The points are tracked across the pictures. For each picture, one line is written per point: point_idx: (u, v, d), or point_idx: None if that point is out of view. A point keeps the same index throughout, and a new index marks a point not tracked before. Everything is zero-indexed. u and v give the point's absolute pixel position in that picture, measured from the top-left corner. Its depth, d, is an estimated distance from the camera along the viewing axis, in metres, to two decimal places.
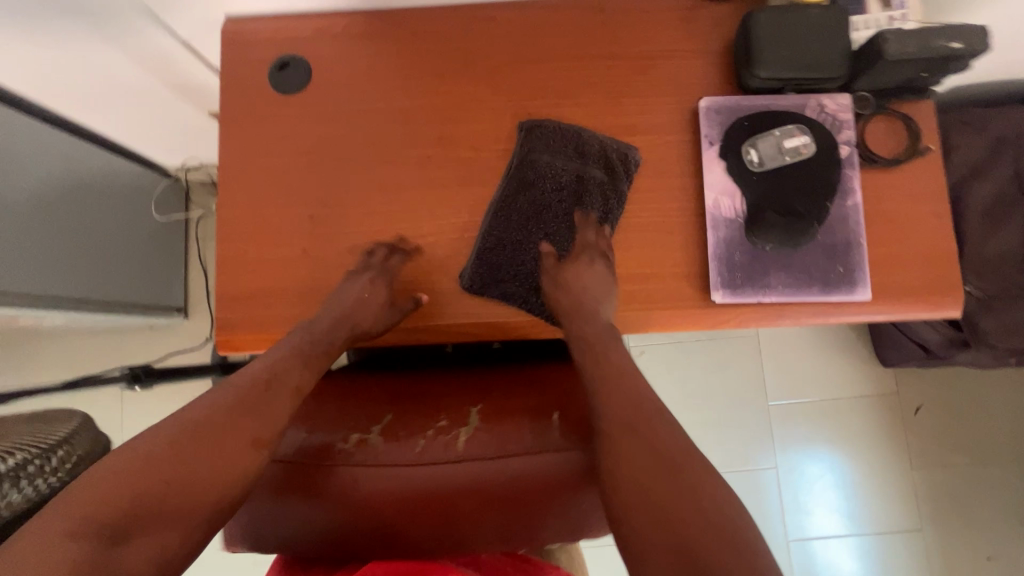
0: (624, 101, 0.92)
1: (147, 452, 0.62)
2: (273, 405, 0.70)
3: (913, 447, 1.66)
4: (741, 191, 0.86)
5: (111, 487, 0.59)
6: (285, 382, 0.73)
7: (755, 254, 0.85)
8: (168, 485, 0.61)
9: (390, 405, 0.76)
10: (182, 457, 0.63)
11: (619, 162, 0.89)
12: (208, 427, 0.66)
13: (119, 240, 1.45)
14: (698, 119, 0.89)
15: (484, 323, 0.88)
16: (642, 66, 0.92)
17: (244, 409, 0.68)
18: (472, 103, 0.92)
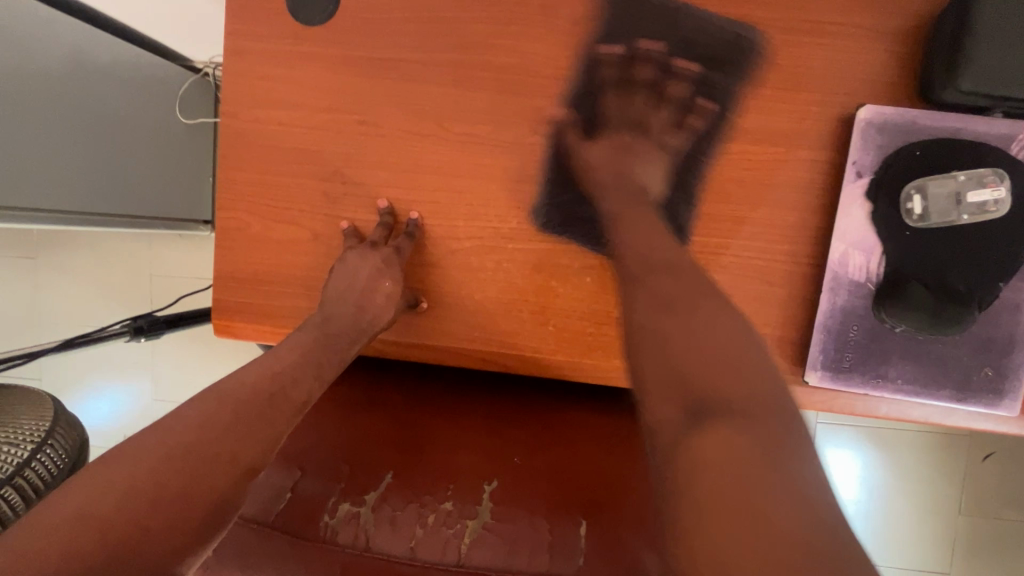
0: (748, 94, 0.67)
1: (104, 490, 0.43)
2: (265, 423, 0.53)
3: (977, 499, 1.43)
4: (883, 248, 0.64)
5: (73, 527, 0.41)
6: (290, 399, 0.57)
7: (878, 335, 0.65)
8: (139, 531, 0.42)
9: (387, 450, 0.64)
10: (160, 498, 0.44)
11: (736, 52, 0.67)
12: (192, 450, 0.48)
13: (148, 144, 1.31)
14: (849, 136, 0.65)
15: (517, 354, 0.73)
16: (788, 45, 0.66)
17: (237, 429, 0.51)
18: (549, 61, 0.69)
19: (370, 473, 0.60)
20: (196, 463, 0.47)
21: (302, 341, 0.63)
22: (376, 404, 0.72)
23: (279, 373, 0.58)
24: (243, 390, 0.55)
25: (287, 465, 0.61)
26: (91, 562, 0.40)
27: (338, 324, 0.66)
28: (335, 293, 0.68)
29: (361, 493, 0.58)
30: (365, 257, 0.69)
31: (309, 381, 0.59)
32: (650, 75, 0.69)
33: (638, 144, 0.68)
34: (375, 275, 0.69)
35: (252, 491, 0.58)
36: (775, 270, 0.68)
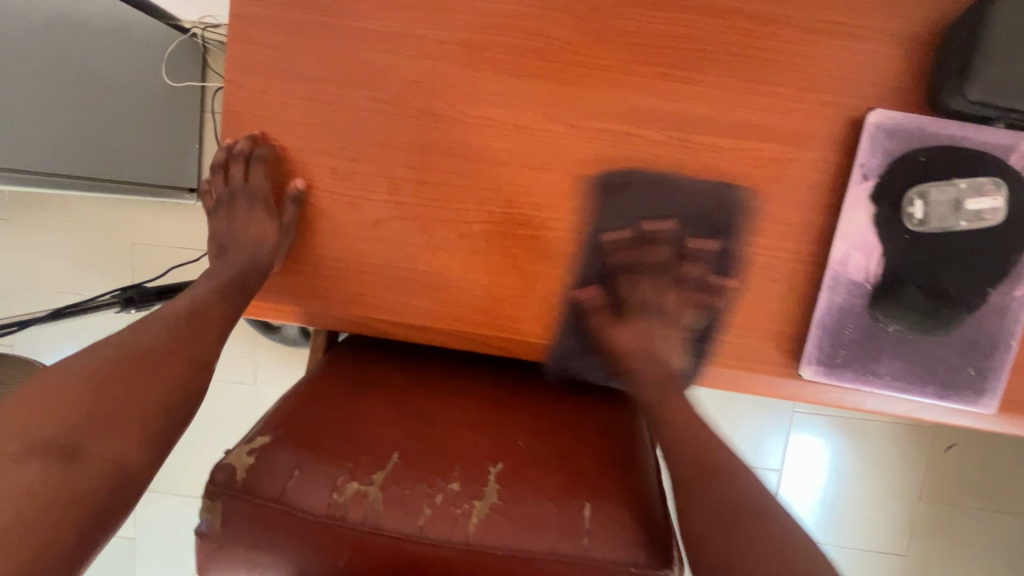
0: (761, 91, 0.68)
1: (72, 379, 0.56)
2: (195, 329, 0.65)
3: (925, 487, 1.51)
4: (884, 250, 0.66)
5: (60, 407, 0.54)
6: (208, 317, 0.67)
7: (872, 333, 0.68)
8: (110, 407, 0.56)
9: (394, 430, 0.64)
10: (114, 384, 0.57)
11: (717, 212, 0.70)
12: (134, 350, 0.60)
13: (132, 104, 1.26)
14: (859, 138, 0.66)
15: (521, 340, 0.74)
16: (805, 43, 0.67)
17: (175, 337, 0.63)
18: (614, 224, 0.71)
19: (377, 451, 0.61)
20: (143, 356, 0.60)
21: (210, 280, 0.71)
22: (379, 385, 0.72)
23: (201, 299, 0.69)
24: (174, 314, 0.66)
25: (293, 443, 0.60)
26: (72, 427, 0.53)
27: (239, 261, 0.72)
28: (232, 231, 0.75)
29: (369, 472, 0.58)
30: (240, 198, 0.74)
31: (227, 303, 0.69)
32: (664, 256, 0.71)
33: (625, 322, 0.72)
34: (258, 214, 0.73)
35: (261, 468, 0.57)
36: (777, 266, 0.70)
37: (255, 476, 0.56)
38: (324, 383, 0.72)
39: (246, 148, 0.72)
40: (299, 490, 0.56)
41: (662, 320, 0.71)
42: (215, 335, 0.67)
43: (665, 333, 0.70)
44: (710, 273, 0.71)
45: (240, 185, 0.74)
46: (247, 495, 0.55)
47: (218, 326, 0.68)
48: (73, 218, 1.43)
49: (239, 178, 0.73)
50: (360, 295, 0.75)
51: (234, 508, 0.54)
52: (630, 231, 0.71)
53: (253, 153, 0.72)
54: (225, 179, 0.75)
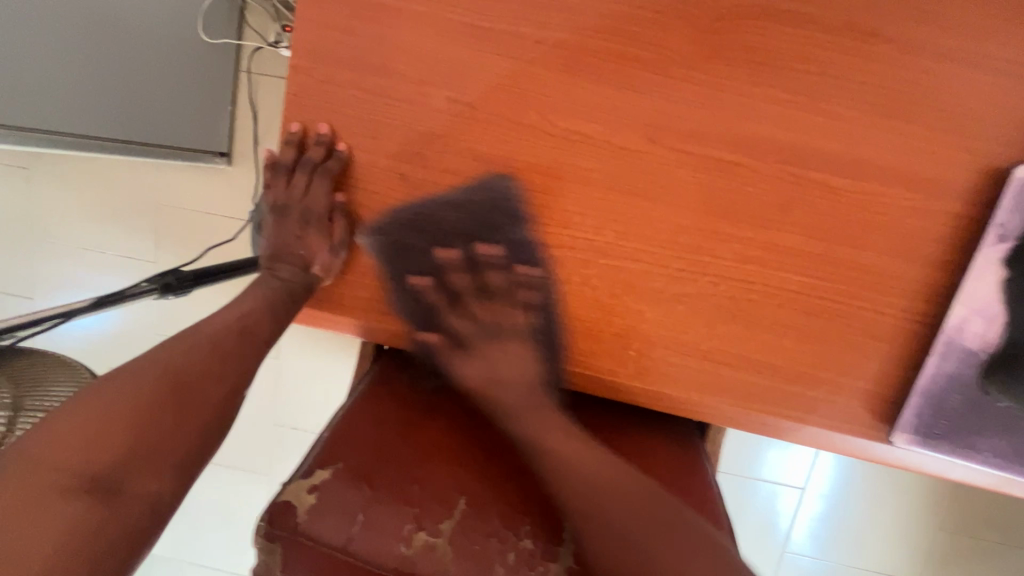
0: (894, 129, 0.61)
1: (107, 403, 0.51)
2: (227, 351, 0.59)
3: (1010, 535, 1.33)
4: (1007, 319, 0.61)
5: (101, 432, 0.50)
6: (256, 336, 0.63)
7: (978, 405, 0.63)
8: (148, 438, 0.51)
9: (458, 470, 0.60)
10: (156, 410, 0.52)
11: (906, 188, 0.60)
12: (171, 370, 0.55)
13: (160, 56, 1.15)
14: (999, 192, 0.60)
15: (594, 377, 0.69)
16: (949, 80, 0.59)
17: (214, 358, 0.58)
18: (441, 243, 0.66)
19: (443, 496, 0.57)
20: (179, 380, 0.55)
21: (255, 291, 0.67)
22: (435, 411, 0.68)
23: (247, 315, 0.64)
24: (222, 327, 0.61)
25: (356, 480, 0.56)
26: (108, 457, 0.49)
27: (286, 277, 0.68)
28: (281, 241, 0.70)
29: (437, 521, 0.55)
30: (295, 207, 0.69)
31: (273, 321, 0.65)
32: (463, 281, 0.67)
33: (507, 346, 0.68)
34: (310, 229, 0.67)
35: (325, 511, 0.53)
36: (880, 323, 0.64)
37: (319, 520, 0.52)
38: (378, 405, 0.67)
39: (314, 157, 0.65)
40: (368, 537, 0.52)
41: (519, 326, 0.68)
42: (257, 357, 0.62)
43: (517, 355, 0.68)
44: (518, 313, 0.68)
45: (298, 193, 0.68)
46: (313, 542, 0.51)
47: (254, 343, 0.62)
48: (97, 178, 1.36)
49: (300, 186, 0.68)
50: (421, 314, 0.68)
51: (297, 554, 0.51)
52: (457, 251, 0.66)
53: (321, 166, 0.65)
54: (285, 185, 0.70)
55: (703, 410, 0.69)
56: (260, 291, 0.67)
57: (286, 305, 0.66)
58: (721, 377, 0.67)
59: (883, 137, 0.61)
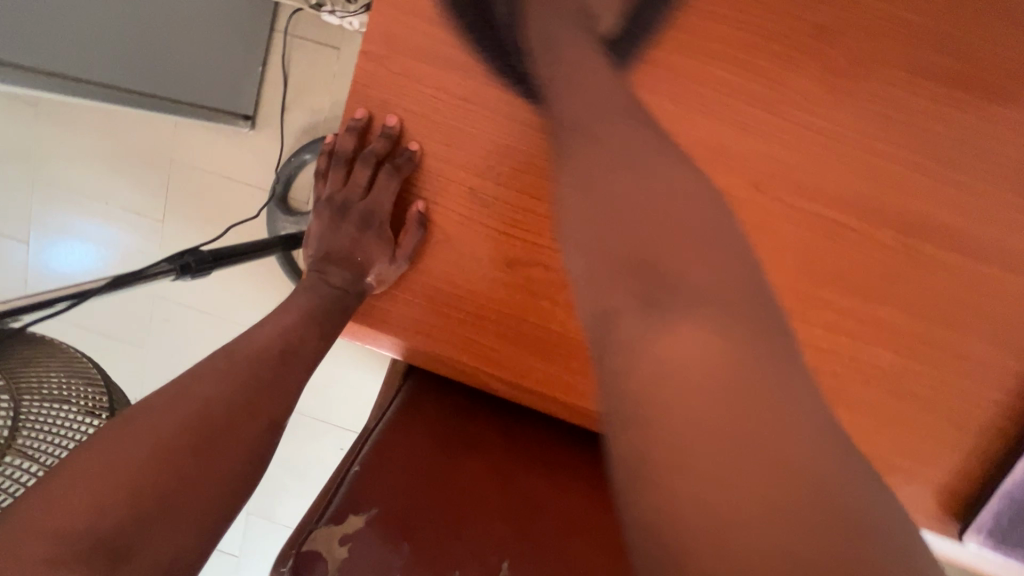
0: (1018, 208, 0.55)
1: (128, 440, 0.42)
2: (262, 374, 0.50)
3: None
4: None
5: (117, 475, 0.40)
6: (301, 357, 0.54)
7: None
8: (167, 483, 0.41)
9: (499, 524, 0.55)
10: (185, 453, 0.43)
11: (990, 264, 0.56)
12: (200, 398, 0.46)
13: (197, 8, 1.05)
14: None
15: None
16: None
17: (252, 387, 0.49)
18: None
19: (482, 557, 0.52)
20: (205, 416, 0.45)
21: (302, 298, 0.58)
22: (474, 449, 0.61)
23: (290, 331, 0.55)
24: (261, 344, 0.52)
25: (391, 532, 0.51)
26: (133, 507, 0.39)
27: (337, 283, 0.59)
28: (334, 240, 0.62)
29: None
30: (353, 205, 0.61)
31: (319, 336, 0.56)
32: None
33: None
34: (369, 232, 0.60)
35: (357, 567, 0.48)
36: (970, 415, 0.59)
37: None
38: (411, 437, 0.61)
39: (381, 152, 0.58)
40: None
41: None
42: (297, 383, 0.53)
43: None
44: None
45: (360, 188, 0.61)
46: None
47: (295, 364, 0.53)
48: (102, 126, 1.23)
49: (361, 182, 0.61)
50: (470, 343, 0.61)
51: None
52: None
53: (385, 163, 0.58)
54: (343, 179, 0.63)
55: None
56: (304, 299, 0.58)
57: (337, 317, 0.57)
58: None
59: (1006, 215, 0.55)
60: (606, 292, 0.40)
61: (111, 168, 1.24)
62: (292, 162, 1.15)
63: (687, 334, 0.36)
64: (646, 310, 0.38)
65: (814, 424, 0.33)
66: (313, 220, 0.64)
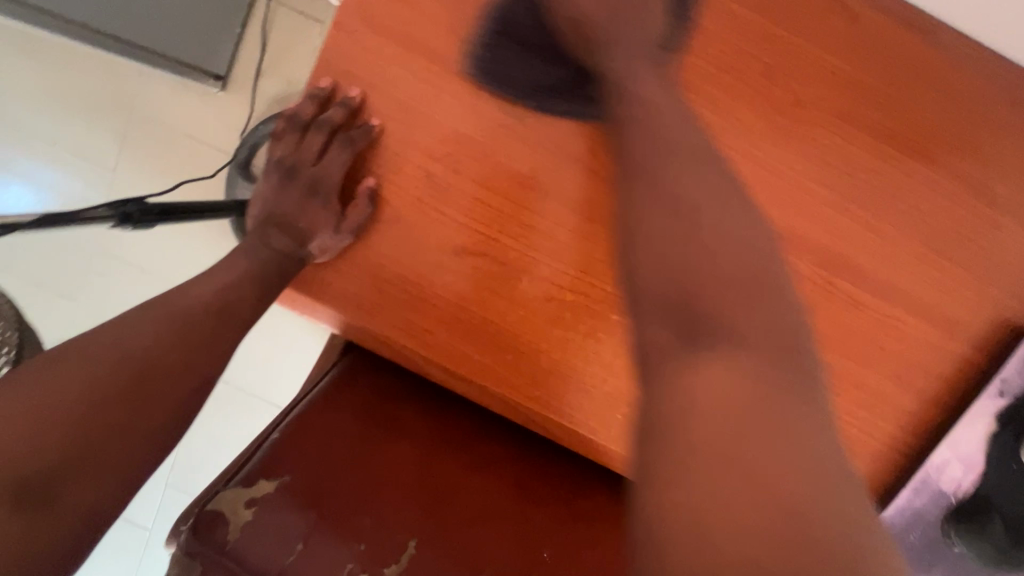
0: (928, 259, 0.60)
1: (53, 382, 0.41)
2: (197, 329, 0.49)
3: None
4: (985, 471, 0.61)
5: (44, 421, 0.39)
6: (236, 315, 0.53)
7: (936, 547, 0.63)
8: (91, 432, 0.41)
9: (414, 504, 0.55)
10: (113, 406, 0.42)
11: (897, 307, 0.61)
12: (132, 342, 0.45)
13: None
14: (1007, 348, 0.61)
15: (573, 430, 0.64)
16: (993, 230, 0.60)
17: (187, 340, 0.48)
18: None
19: (393, 533, 0.52)
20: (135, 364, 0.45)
21: (241, 259, 0.57)
22: (400, 431, 0.61)
23: (227, 289, 0.54)
24: (193, 298, 0.51)
25: (303, 500, 0.50)
26: (56, 452, 0.39)
27: (279, 248, 0.58)
28: (281, 204, 0.61)
29: (382, 564, 0.50)
30: (303, 171, 0.61)
31: (257, 298, 0.55)
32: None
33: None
34: (318, 201, 0.60)
35: (261, 532, 0.47)
36: (865, 444, 0.64)
37: (253, 544, 0.47)
38: (333, 414, 0.60)
39: (338, 122, 0.58)
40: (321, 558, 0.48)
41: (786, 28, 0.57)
42: (231, 341, 0.52)
43: None
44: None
45: (312, 155, 0.60)
46: (240, 565, 0.46)
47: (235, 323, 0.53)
48: (58, 60, 1.17)
49: (313, 149, 0.60)
50: (409, 324, 0.62)
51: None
52: None
53: (342, 133, 0.58)
54: (297, 142, 0.62)
55: None
56: (241, 261, 0.57)
57: (274, 281, 0.57)
58: None
59: (916, 263, 0.60)
60: (653, 323, 0.46)
61: (62, 107, 1.18)
62: (258, 128, 1.13)
63: (709, 364, 0.43)
64: (688, 348, 0.44)
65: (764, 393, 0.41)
66: (261, 181, 0.63)
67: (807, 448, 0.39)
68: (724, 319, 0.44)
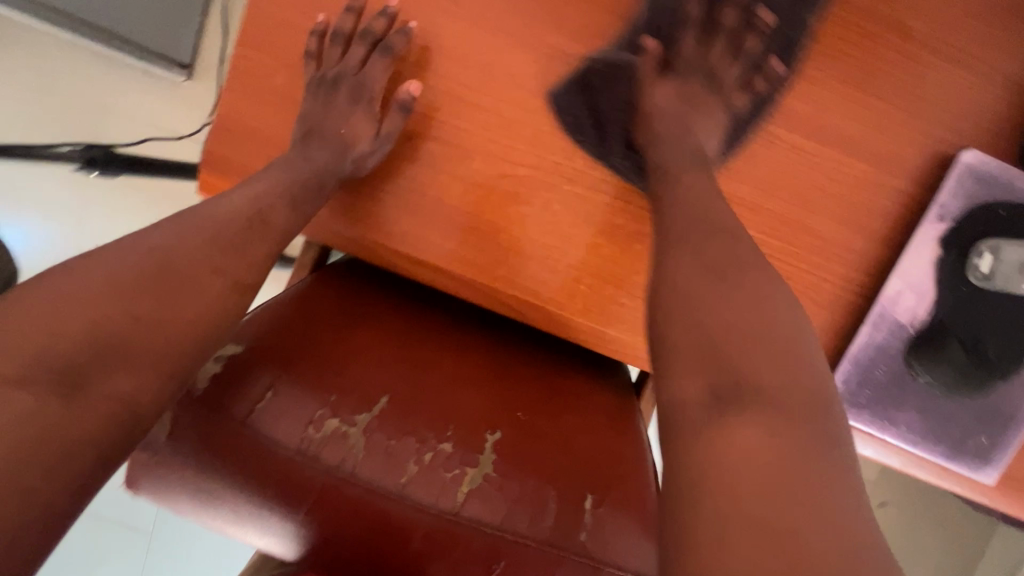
0: (859, 98, 0.63)
1: (91, 269, 0.44)
2: (217, 274, 0.49)
3: (929, 564, 1.26)
4: (935, 297, 0.63)
5: (92, 304, 0.43)
6: (269, 222, 0.55)
7: (900, 380, 0.65)
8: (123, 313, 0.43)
9: (387, 368, 0.57)
10: (138, 287, 0.45)
11: (836, 152, 0.64)
12: (154, 252, 0.47)
13: None
14: (943, 177, 0.62)
15: (552, 308, 0.66)
16: (927, 65, 0.62)
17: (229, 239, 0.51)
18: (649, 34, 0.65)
19: (365, 389, 0.53)
20: (191, 278, 0.48)
21: (275, 168, 0.58)
22: (370, 315, 0.63)
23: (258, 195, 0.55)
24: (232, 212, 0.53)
25: (272, 359, 0.52)
26: (94, 326, 0.42)
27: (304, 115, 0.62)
28: (322, 109, 0.63)
29: (353, 412, 0.51)
30: (344, 80, 0.63)
31: (287, 207, 0.57)
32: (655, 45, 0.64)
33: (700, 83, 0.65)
34: (359, 101, 0.64)
35: (230, 382, 0.49)
36: (824, 292, 0.66)
37: (221, 391, 0.48)
38: (304, 300, 0.61)
39: (381, 32, 0.63)
40: (288, 405, 0.49)
41: (720, 96, 0.65)
42: (263, 249, 0.54)
43: (705, 102, 0.65)
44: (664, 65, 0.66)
45: (338, 119, 0.63)
46: (210, 409, 0.47)
47: (259, 238, 0.54)
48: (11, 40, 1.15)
49: (355, 59, 0.63)
50: (372, 213, 0.65)
51: (187, 424, 0.46)
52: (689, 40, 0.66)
53: (364, 27, 0.63)
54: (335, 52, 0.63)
55: (642, 359, 0.67)
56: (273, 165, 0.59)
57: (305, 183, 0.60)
58: None
59: (849, 106, 0.63)
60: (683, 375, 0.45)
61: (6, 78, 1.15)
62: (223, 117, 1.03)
63: (744, 431, 0.40)
64: (715, 403, 0.42)
65: (785, 446, 0.39)
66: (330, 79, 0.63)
67: (829, 480, 0.38)
68: (737, 370, 0.43)
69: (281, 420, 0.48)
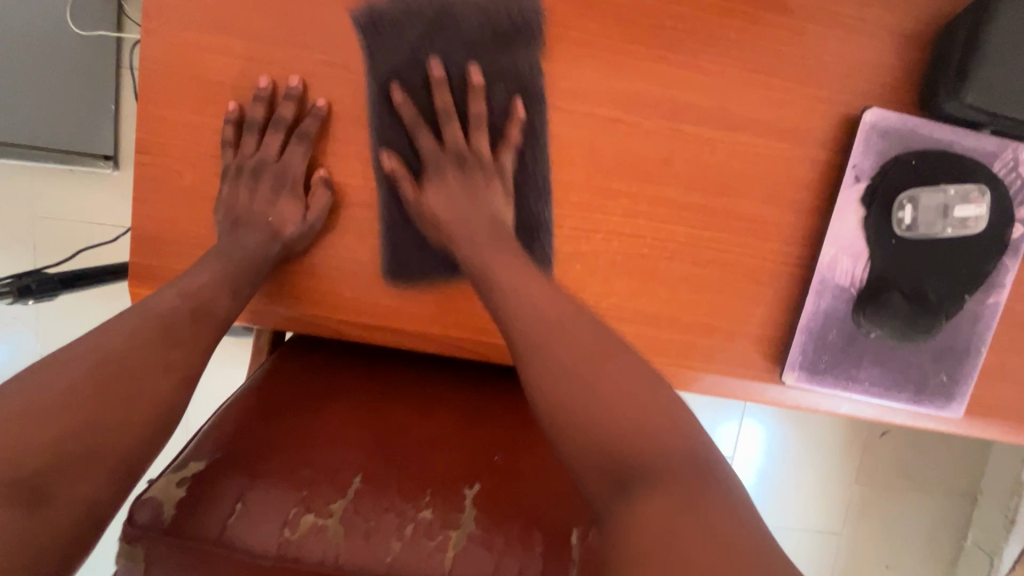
0: (757, 81, 0.63)
1: (53, 377, 0.47)
2: (163, 376, 0.52)
3: (936, 474, 1.31)
4: (870, 254, 0.65)
5: (54, 416, 0.46)
6: (211, 314, 0.58)
7: (854, 339, 0.67)
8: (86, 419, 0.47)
9: (355, 446, 0.57)
10: (95, 396, 0.48)
11: (745, 136, 0.65)
12: (109, 357, 0.50)
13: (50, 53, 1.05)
14: (852, 139, 0.64)
15: (433, 225, 0.64)
16: (817, 35, 0.63)
17: (172, 338, 0.54)
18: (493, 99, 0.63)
19: (335, 475, 0.53)
20: (145, 382, 0.51)
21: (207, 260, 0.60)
22: (332, 391, 0.63)
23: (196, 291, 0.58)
24: (168, 309, 0.55)
25: (237, 466, 0.52)
26: (60, 437, 0.45)
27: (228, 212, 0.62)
28: (247, 202, 0.63)
29: (328, 501, 0.51)
30: (266, 169, 0.63)
31: (227, 293, 0.59)
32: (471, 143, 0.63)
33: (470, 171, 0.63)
34: (282, 193, 0.63)
35: (198, 503, 0.49)
36: (764, 271, 0.67)
37: (190, 515, 0.48)
38: (262, 393, 0.61)
39: (291, 117, 0.61)
40: (261, 512, 0.49)
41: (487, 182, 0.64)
42: (212, 338, 0.58)
43: (486, 191, 0.63)
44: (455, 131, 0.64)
45: (263, 206, 0.63)
46: (182, 535, 0.47)
47: (202, 334, 0.57)
48: None
49: (272, 147, 0.63)
50: (309, 291, 0.65)
51: (163, 555, 0.46)
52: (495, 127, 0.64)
53: (275, 117, 0.61)
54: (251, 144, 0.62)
55: None
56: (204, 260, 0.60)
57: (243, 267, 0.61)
58: (619, 333, 0.67)
59: (749, 89, 0.64)
60: None
61: None
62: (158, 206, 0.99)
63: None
64: None
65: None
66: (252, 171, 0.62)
67: None
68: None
69: (257, 529, 0.48)
